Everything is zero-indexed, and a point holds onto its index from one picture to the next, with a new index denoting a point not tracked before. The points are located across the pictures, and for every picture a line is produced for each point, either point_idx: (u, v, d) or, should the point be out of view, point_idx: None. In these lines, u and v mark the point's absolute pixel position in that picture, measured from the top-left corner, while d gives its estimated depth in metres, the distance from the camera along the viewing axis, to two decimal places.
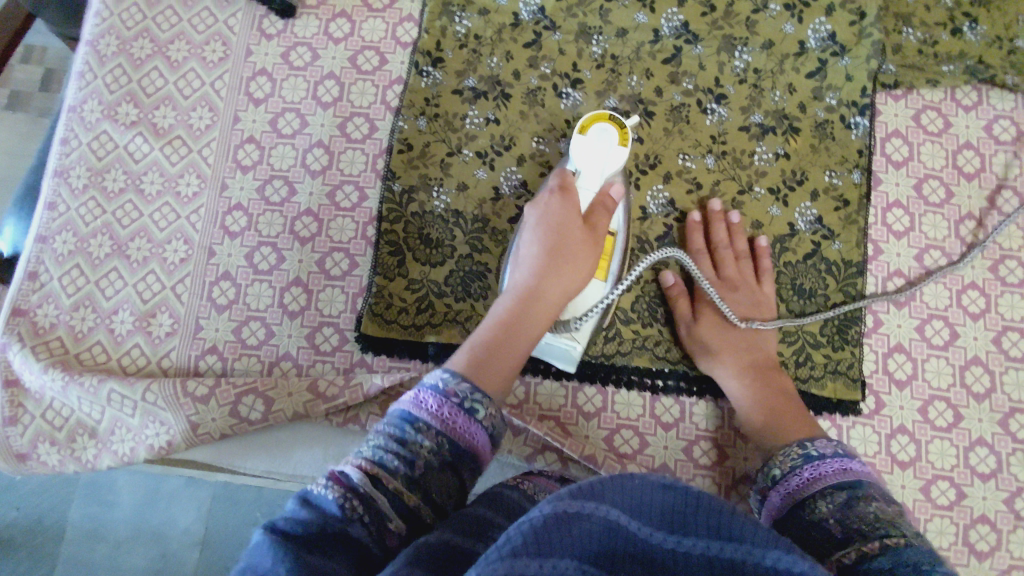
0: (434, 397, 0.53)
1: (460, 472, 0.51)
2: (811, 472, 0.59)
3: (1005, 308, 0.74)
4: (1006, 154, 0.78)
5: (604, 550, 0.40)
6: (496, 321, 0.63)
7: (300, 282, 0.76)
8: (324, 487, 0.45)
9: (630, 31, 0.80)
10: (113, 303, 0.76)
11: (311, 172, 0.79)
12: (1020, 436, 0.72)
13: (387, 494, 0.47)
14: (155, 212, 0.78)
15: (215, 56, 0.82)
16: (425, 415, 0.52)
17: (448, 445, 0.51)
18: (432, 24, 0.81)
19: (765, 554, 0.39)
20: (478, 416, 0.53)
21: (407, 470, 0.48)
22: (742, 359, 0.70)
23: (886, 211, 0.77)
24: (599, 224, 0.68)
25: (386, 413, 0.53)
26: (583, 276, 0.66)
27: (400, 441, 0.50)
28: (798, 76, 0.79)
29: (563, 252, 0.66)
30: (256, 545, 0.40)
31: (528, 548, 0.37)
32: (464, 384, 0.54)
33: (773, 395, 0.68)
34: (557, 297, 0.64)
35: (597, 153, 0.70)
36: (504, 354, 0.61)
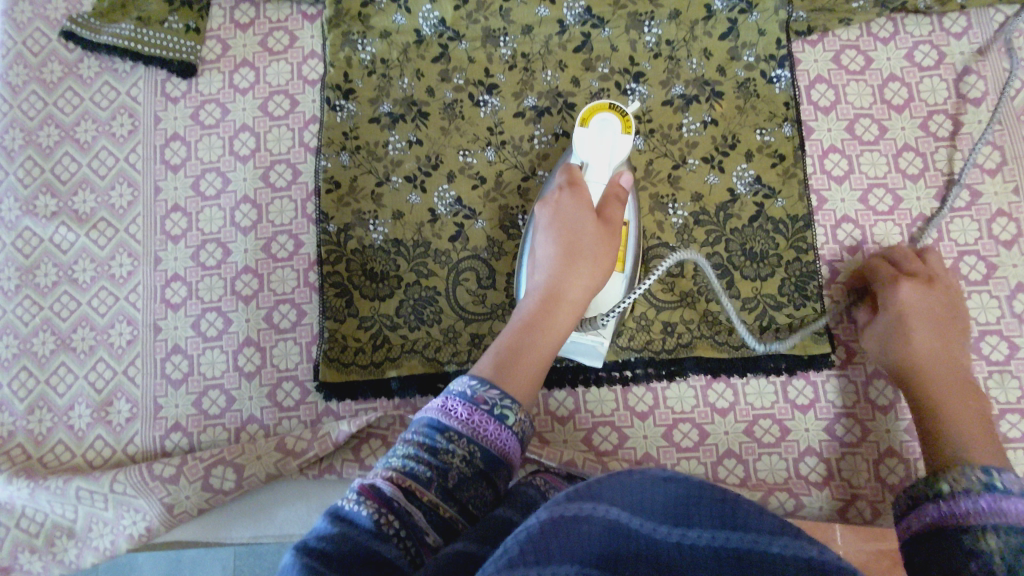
0: (463, 405, 0.50)
1: (494, 482, 0.49)
2: (992, 503, 0.48)
3: (957, 233, 0.74)
4: (933, 79, 0.77)
5: (606, 552, 0.37)
6: (521, 326, 0.61)
7: (252, 341, 0.75)
8: (355, 502, 0.43)
9: (535, 27, 0.79)
10: (68, 399, 0.74)
11: (241, 229, 0.77)
12: (994, 358, 0.71)
13: (421, 507, 0.44)
14: (93, 299, 0.76)
15: (124, 129, 0.80)
16: (455, 423, 0.49)
17: (480, 453, 0.48)
18: (336, 56, 0.79)
19: (771, 541, 0.38)
20: (508, 424, 0.51)
21: (440, 480, 0.46)
22: (937, 361, 0.64)
23: (823, 158, 0.76)
24: (613, 217, 0.66)
25: (413, 421, 0.51)
26: (601, 275, 0.64)
27: (431, 450, 0.48)
28: (711, 40, 0.78)
29: (579, 250, 0.64)
30: (284, 570, 0.37)
31: (525, 559, 0.34)
32: (493, 390, 0.52)
33: (956, 405, 0.61)
34: (579, 297, 0.63)
35: (600, 146, 0.67)
36: (534, 363, 0.59)
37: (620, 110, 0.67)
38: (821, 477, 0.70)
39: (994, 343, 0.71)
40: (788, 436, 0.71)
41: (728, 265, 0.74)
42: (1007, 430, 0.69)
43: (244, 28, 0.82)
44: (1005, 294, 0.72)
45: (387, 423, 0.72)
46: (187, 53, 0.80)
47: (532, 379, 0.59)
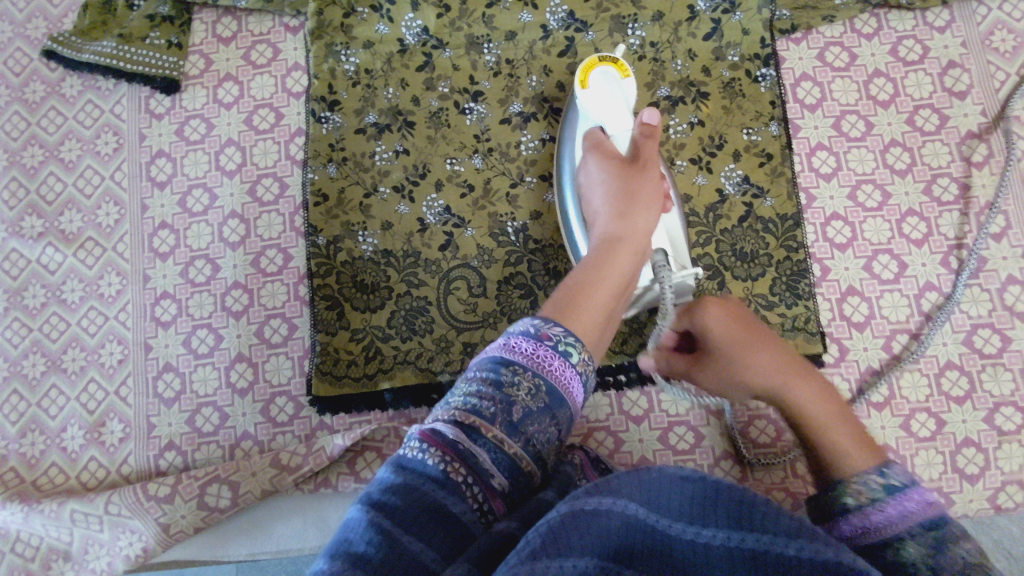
0: (527, 340, 0.48)
1: (559, 418, 0.47)
2: (902, 505, 0.46)
3: (946, 227, 0.74)
4: (918, 74, 0.77)
5: (621, 547, 0.38)
6: (580, 270, 0.58)
7: (243, 357, 0.74)
8: (418, 449, 0.42)
9: (518, 33, 0.79)
10: (60, 421, 0.74)
11: (230, 244, 0.77)
12: (987, 351, 0.71)
13: (487, 447, 0.43)
14: (83, 319, 0.76)
15: (108, 148, 0.80)
16: (517, 359, 0.47)
17: (547, 386, 0.46)
18: (320, 68, 0.78)
19: (787, 544, 0.38)
20: (573, 359, 0.48)
21: (505, 415, 0.44)
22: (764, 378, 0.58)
23: (811, 156, 0.76)
24: (646, 155, 0.67)
25: (471, 366, 0.48)
26: (654, 214, 0.63)
27: (497, 385, 0.45)
28: (696, 40, 0.78)
29: (621, 194, 0.64)
30: (353, 523, 0.38)
31: (546, 550, 0.35)
32: (556, 328, 0.49)
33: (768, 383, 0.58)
34: (635, 245, 0.61)
35: (607, 97, 0.69)
36: (599, 306, 0.55)
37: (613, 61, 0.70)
38: None
39: (986, 336, 0.71)
40: (784, 435, 0.71)
41: (718, 267, 0.74)
42: (1001, 423, 0.69)
43: (226, 42, 0.81)
44: (996, 287, 0.72)
45: (382, 435, 0.72)
46: (169, 69, 0.80)
47: (603, 316, 0.55)
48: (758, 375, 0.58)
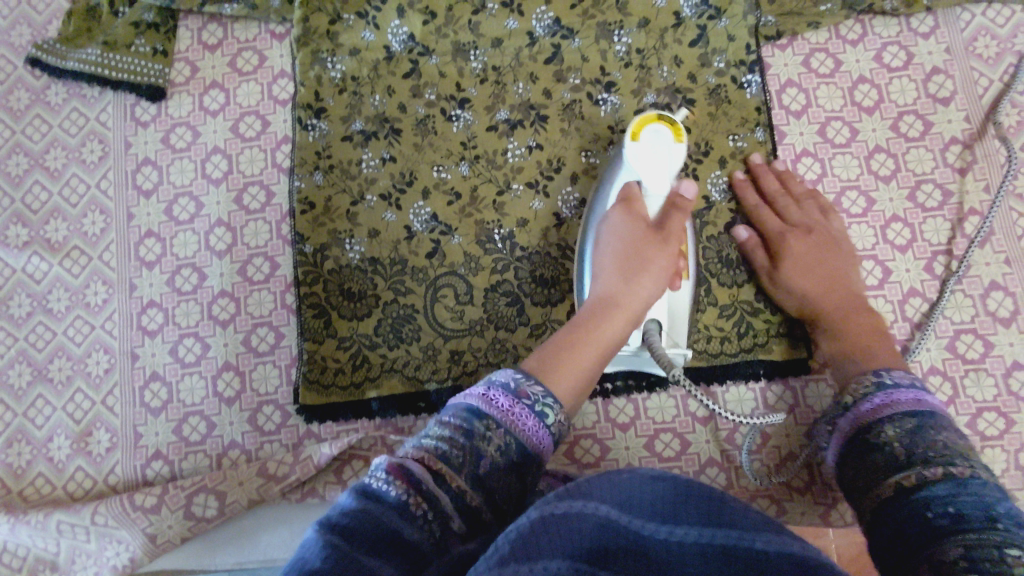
0: (505, 395, 0.49)
1: (524, 476, 0.47)
2: (883, 397, 0.57)
3: (930, 233, 0.74)
4: (902, 80, 0.77)
5: (594, 548, 0.38)
6: (572, 327, 0.60)
7: (230, 366, 0.74)
8: (383, 481, 0.41)
9: (504, 40, 0.79)
10: (47, 430, 0.74)
11: (216, 252, 0.77)
12: (970, 357, 0.71)
13: (450, 491, 0.42)
14: (68, 328, 0.76)
15: (93, 156, 0.79)
16: (495, 412, 0.48)
17: (518, 446, 0.47)
18: (306, 75, 0.78)
19: (756, 537, 0.38)
20: (548, 422, 0.49)
21: (472, 468, 0.44)
22: (830, 280, 0.70)
23: (796, 162, 0.77)
24: (671, 227, 0.65)
25: (447, 406, 0.49)
26: (655, 280, 0.63)
27: (469, 436, 0.46)
28: (682, 47, 0.78)
29: (629, 259, 0.63)
30: (307, 542, 0.36)
31: (515, 556, 0.36)
32: (536, 386, 0.51)
33: (831, 278, 0.70)
34: (630, 309, 0.62)
35: (658, 154, 0.65)
36: (584, 370, 0.57)
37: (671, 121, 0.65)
38: (803, 482, 0.70)
39: (969, 342, 0.72)
40: (770, 442, 0.71)
41: (705, 273, 0.74)
42: (984, 428, 0.69)
43: (212, 49, 0.81)
44: (979, 292, 0.72)
45: (369, 444, 0.72)
46: (155, 76, 0.80)
47: (586, 384, 0.57)
48: (833, 276, 0.70)
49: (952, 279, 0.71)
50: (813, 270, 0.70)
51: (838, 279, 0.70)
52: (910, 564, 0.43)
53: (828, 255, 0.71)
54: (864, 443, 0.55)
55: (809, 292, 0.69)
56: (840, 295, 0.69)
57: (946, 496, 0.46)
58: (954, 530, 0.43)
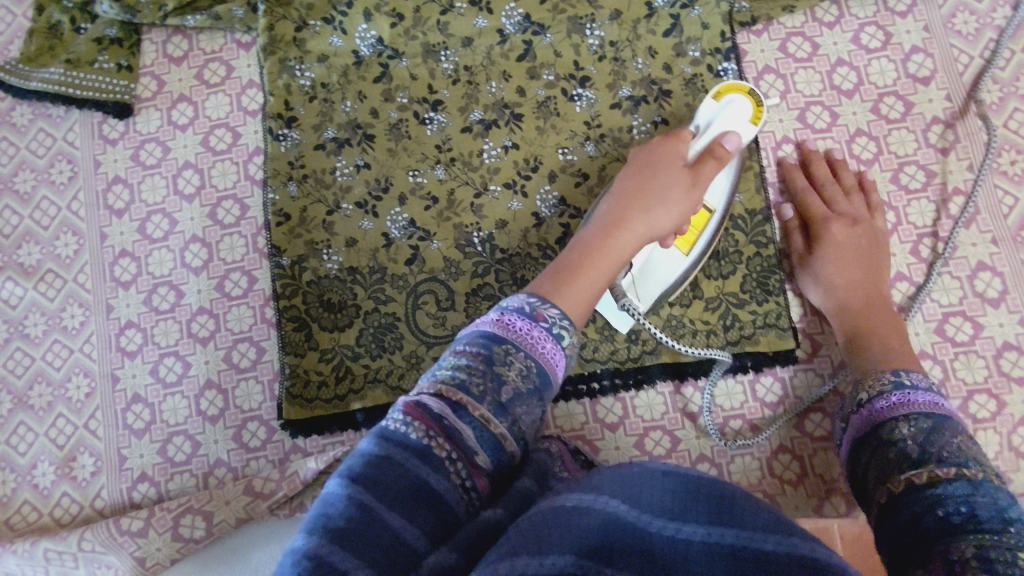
0: (522, 319, 0.48)
1: (544, 398, 0.47)
2: (900, 396, 0.56)
3: (915, 216, 0.73)
4: (881, 61, 0.76)
5: (601, 544, 0.36)
6: (580, 246, 0.60)
7: (212, 384, 0.73)
8: (402, 423, 0.41)
9: (474, 39, 0.77)
10: (30, 458, 0.73)
11: (192, 269, 0.76)
12: (960, 340, 0.70)
13: (472, 424, 0.42)
14: (47, 352, 0.75)
15: (63, 177, 0.78)
16: (513, 337, 0.47)
17: (536, 368, 0.46)
18: (275, 84, 0.77)
19: (764, 538, 0.36)
20: (563, 345, 0.49)
21: (494, 394, 0.44)
22: (866, 276, 0.69)
23: (776, 150, 0.76)
24: (703, 173, 0.62)
25: (462, 334, 0.48)
26: (666, 215, 0.61)
27: (487, 361, 0.45)
28: (656, 37, 0.76)
29: (651, 189, 0.62)
30: (330, 496, 0.36)
31: (526, 548, 0.35)
32: (551, 310, 0.50)
33: (868, 275, 0.69)
34: (634, 241, 0.61)
35: (737, 114, 0.64)
36: (584, 288, 0.57)
37: (756, 99, 0.65)
38: (795, 474, 0.69)
39: (959, 324, 0.71)
40: (760, 435, 0.70)
41: None
42: (975, 412, 0.69)
43: (178, 62, 0.80)
44: (966, 274, 0.71)
45: None
46: (121, 92, 0.78)
47: (586, 303, 0.57)
48: (868, 270, 0.69)
49: (939, 262, 0.71)
50: (855, 259, 0.69)
51: (873, 277, 0.69)
52: (918, 559, 0.43)
53: (871, 249, 0.70)
54: (880, 441, 0.54)
55: (846, 280, 0.68)
56: (872, 292, 0.68)
57: (964, 495, 0.45)
58: (969, 527, 0.42)
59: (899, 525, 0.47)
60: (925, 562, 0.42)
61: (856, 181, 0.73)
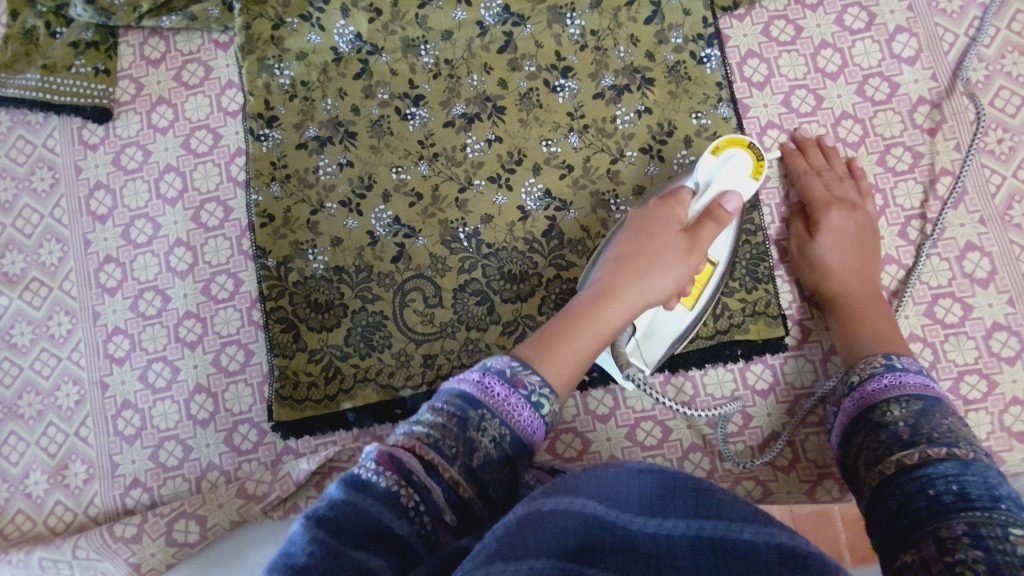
0: (501, 382, 0.46)
1: (517, 465, 0.45)
2: (892, 378, 0.56)
3: (902, 197, 0.73)
4: (865, 42, 0.75)
5: (581, 545, 0.36)
6: (571, 312, 0.57)
7: (202, 388, 0.73)
8: (373, 472, 0.39)
9: (454, 32, 0.76)
10: (22, 467, 0.73)
11: (178, 273, 0.75)
12: (950, 321, 0.70)
13: (441, 483, 0.41)
14: (35, 361, 0.75)
15: (44, 184, 0.78)
16: (491, 402, 0.45)
17: (511, 436, 0.45)
18: (254, 84, 0.76)
19: (743, 528, 0.37)
20: (543, 412, 0.47)
21: (465, 457, 0.42)
22: (857, 265, 0.68)
23: (762, 135, 0.75)
24: (702, 237, 0.59)
25: (444, 387, 0.47)
26: (664, 283, 0.58)
27: (462, 425, 0.43)
28: (637, 25, 0.75)
29: (649, 254, 0.58)
30: (294, 534, 0.36)
31: (501, 554, 0.33)
32: (533, 375, 0.48)
33: (859, 263, 0.68)
34: (630, 307, 0.58)
35: (736, 172, 0.62)
36: (574, 360, 0.53)
37: (757, 153, 0.63)
38: (787, 460, 0.69)
39: (948, 306, 0.70)
40: (752, 422, 0.70)
41: None
42: (966, 392, 0.69)
43: (155, 64, 0.79)
44: (955, 254, 0.71)
45: (348, 456, 0.71)
46: (99, 97, 0.78)
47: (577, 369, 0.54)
48: (858, 259, 0.69)
49: (927, 244, 0.70)
50: (848, 250, 0.69)
51: (863, 265, 0.68)
52: (911, 540, 0.43)
53: (865, 237, 0.70)
54: (869, 426, 0.54)
55: (839, 271, 0.68)
56: (862, 280, 0.68)
57: (954, 474, 0.45)
58: (959, 506, 0.42)
59: (889, 509, 0.47)
60: (917, 543, 0.42)
61: (846, 169, 0.72)
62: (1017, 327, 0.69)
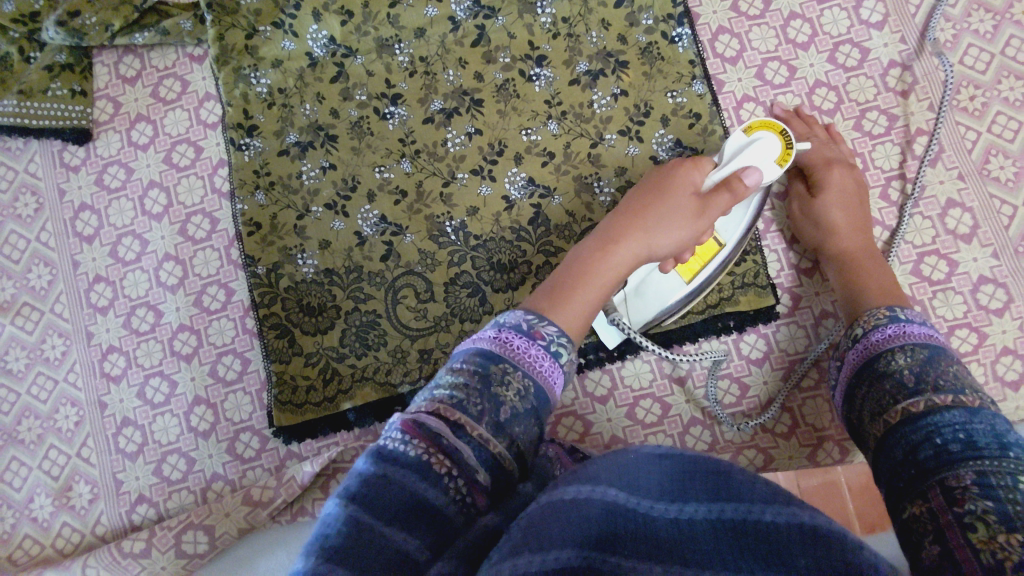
0: (520, 337, 0.48)
1: (541, 420, 0.46)
2: (897, 328, 0.56)
3: (881, 160, 0.74)
4: (833, 11, 0.76)
5: (602, 533, 0.35)
6: (573, 265, 0.60)
7: (201, 399, 0.73)
8: (400, 442, 0.38)
9: (427, 29, 0.77)
10: (25, 492, 0.73)
11: (169, 288, 0.75)
12: (936, 278, 0.71)
13: (471, 445, 0.40)
14: (31, 386, 0.75)
15: (28, 209, 0.78)
16: (508, 356, 0.46)
17: (534, 387, 0.46)
18: (232, 94, 0.76)
19: (765, 509, 0.36)
20: (562, 362, 0.50)
21: (492, 414, 0.42)
22: (855, 224, 0.68)
23: (738, 109, 0.76)
24: (713, 208, 0.60)
25: (459, 351, 0.48)
26: (665, 240, 0.60)
27: (485, 381, 0.44)
28: (607, 9, 0.76)
29: (652, 211, 0.61)
30: (330, 516, 0.34)
31: (528, 544, 0.33)
32: (549, 327, 0.50)
33: (857, 222, 0.69)
34: (629, 262, 0.61)
35: (765, 151, 0.59)
36: (577, 307, 0.57)
37: (789, 141, 0.60)
38: (787, 427, 0.70)
39: (934, 263, 0.71)
40: (749, 392, 0.71)
41: None
42: (958, 346, 0.69)
43: (132, 82, 0.79)
44: (937, 212, 0.72)
45: (351, 456, 0.71)
46: (77, 118, 0.78)
47: (581, 318, 0.56)
48: (855, 218, 0.69)
49: (909, 204, 0.71)
50: (848, 205, 0.69)
51: (859, 224, 0.69)
52: (917, 491, 0.44)
53: (860, 197, 0.70)
54: (876, 376, 0.54)
55: (839, 226, 0.68)
56: (860, 239, 0.68)
57: (961, 422, 0.46)
58: (967, 457, 0.43)
59: (897, 458, 0.47)
60: (924, 493, 0.43)
61: (828, 132, 0.73)
62: (1003, 279, 0.70)
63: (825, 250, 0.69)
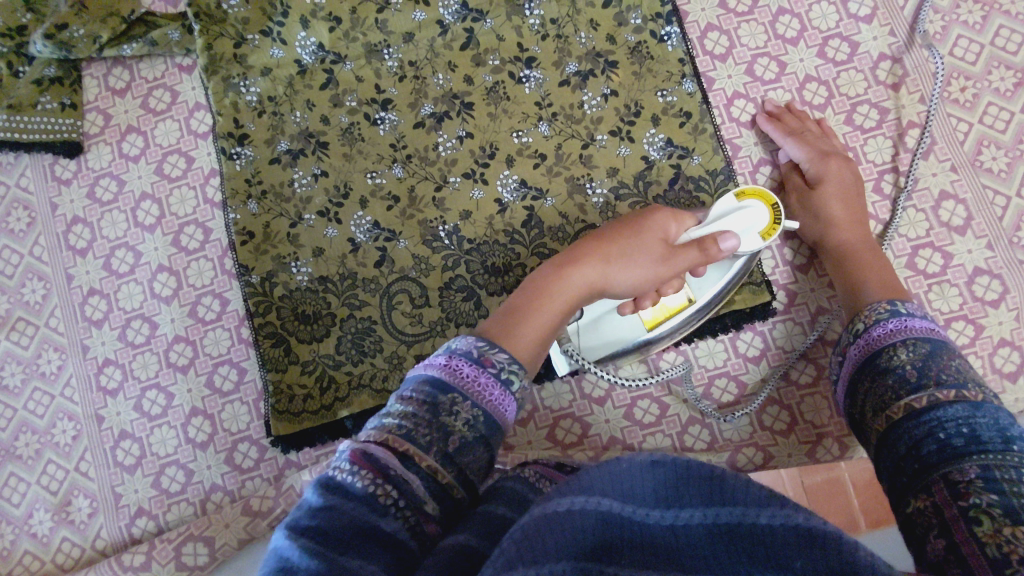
0: (470, 364, 0.45)
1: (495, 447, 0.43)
2: (898, 323, 0.56)
3: (873, 154, 0.73)
4: (822, 5, 0.76)
5: (598, 544, 0.35)
6: (533, 288, 0.58)
7: (198, 411, 0.73)
8: (349, 473, 0.37)
9: (415, 33, 0.77)
10: (25, 507, 0.73)
11: (163, 299, 0.75)
12: (932, 271, 0.71)
13: (419, 474, 0.38)
14: (28, 401, 0.75)
15: (21, 224, 0.78)
16: (459, 387, 0.43)
17: (483, 417, 0.43)
18: (222, 104, 0.76)
19: (760, 513, 0.35)
20: (513, 389, 0.46)
21: (441, 443, 0.40)
22: (853, 215, 0.68)
23: (729, 106, 0.76)
24: (680, 258, 0.60)
25: (410, 377, 0.45)
26: (626, 278, 0.59)
27: (433, 412, 0.42)
28: (596, 9, 0.76)
29: (622, 247, 0.60)
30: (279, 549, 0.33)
31: (521, 558, 0.32)
32: (500, 353, 0.47)
33: (855, 213, 0.69)
34: (586, 290, 0.59)
35: (750, 221, 0.62)
36: (531, 333, 0.53)
37: (776, 216, 0.63)
38: (786, 424, 0.70)
39: (929, 256, 0.71)
40: (747, 390, 0.71)
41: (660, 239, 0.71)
42: (955, 339, 0.69)
43: (121, 94, 0.79)
44: (930, 205, 0.72)
45: None
46: (67, 131, 0.78)
47: (533, 343, 0.53)
48: (852, 210, 0.69)
49: (902, 198, 0.71)
50: (846, 198, 0.69)
51: (857, 215, 0.68)
52: (921, 485, 0.44)
53: (857, 189, 0.70)
54: (878, 372, 0.54)
55: (837, 219, 0.68)
56: (858, 230, 0.68)
57: (964, 417, 0.45)
58: (972, 450, 0.43)
59: (899, 453, 0.47)
60: (929, 487, 0.43)
61: (820, 127, 0.73)
62: (998, 270, 0.70)
63: (824, 242, 0.69)
